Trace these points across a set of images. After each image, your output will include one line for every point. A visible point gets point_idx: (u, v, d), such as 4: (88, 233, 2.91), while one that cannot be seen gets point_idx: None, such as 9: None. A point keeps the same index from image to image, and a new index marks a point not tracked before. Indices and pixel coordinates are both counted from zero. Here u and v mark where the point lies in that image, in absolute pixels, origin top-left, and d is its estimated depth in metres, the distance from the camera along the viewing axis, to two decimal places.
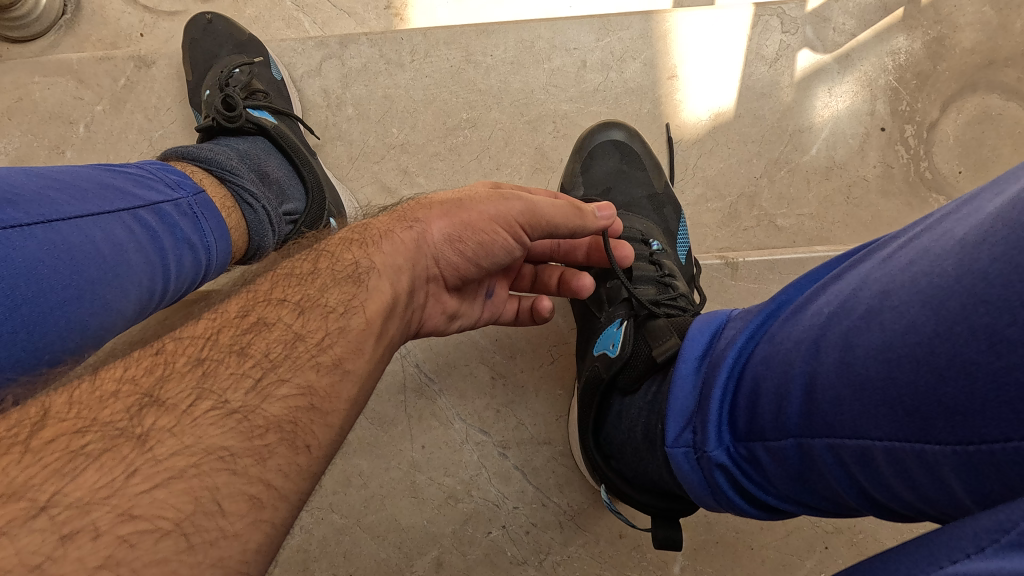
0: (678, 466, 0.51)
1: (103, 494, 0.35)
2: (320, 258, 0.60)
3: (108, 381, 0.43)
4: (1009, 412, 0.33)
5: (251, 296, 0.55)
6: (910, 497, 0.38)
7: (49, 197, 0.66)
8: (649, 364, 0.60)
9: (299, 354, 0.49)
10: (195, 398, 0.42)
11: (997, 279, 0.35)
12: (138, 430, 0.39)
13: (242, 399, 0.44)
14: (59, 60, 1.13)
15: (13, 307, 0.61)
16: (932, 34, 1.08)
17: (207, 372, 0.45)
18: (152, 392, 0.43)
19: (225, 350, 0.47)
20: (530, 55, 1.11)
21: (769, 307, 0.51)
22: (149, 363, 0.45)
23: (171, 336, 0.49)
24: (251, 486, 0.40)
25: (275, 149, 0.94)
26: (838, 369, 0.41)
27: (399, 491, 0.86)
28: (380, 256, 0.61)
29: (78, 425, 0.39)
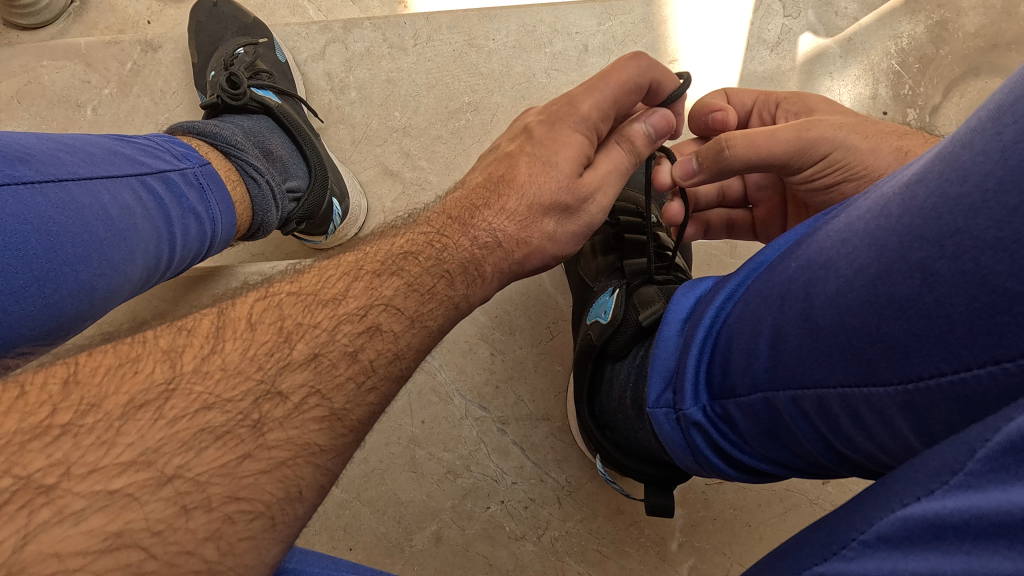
0: (659, 426, 0.52)
1: (221, 474, 0.37)
2: (397, 259, 0.52)
3: (229, 353, 0.41)
4: (943, 346, 0.33)
5: (366, 280, 0.49)
6: (870, 447, 0.37)
7: (60, 159, 0.68)
8: (638, 330, 0.61)
9: (347, 380, 0.43)
10: (305, 393, 0.41)
11: (931, 214, 0.35)
12: (250, 419, 0.39)
13: (344, 401, 0.43)
14: (68, 44, 1.14)
15: (25, 262, 0.62)
16: (935, 18, 1.08)
17: (275, 380, 0.41)
18: (272, 381, 0.41)
19: (337, 350, 0.44)
20: (532, 39, 1.12)
21: (748, 268, 0.50)
22: (264, 342, 0.42)
23: (286, 310, 0.45)
24: (324, 476, 0.41)
25: (278, 127, 0.95)
26: (799, 319, 0.41)
27: (399, 465, 0.87)
28: (444, 273, 0.53)
29: (204, 396, 0.38)
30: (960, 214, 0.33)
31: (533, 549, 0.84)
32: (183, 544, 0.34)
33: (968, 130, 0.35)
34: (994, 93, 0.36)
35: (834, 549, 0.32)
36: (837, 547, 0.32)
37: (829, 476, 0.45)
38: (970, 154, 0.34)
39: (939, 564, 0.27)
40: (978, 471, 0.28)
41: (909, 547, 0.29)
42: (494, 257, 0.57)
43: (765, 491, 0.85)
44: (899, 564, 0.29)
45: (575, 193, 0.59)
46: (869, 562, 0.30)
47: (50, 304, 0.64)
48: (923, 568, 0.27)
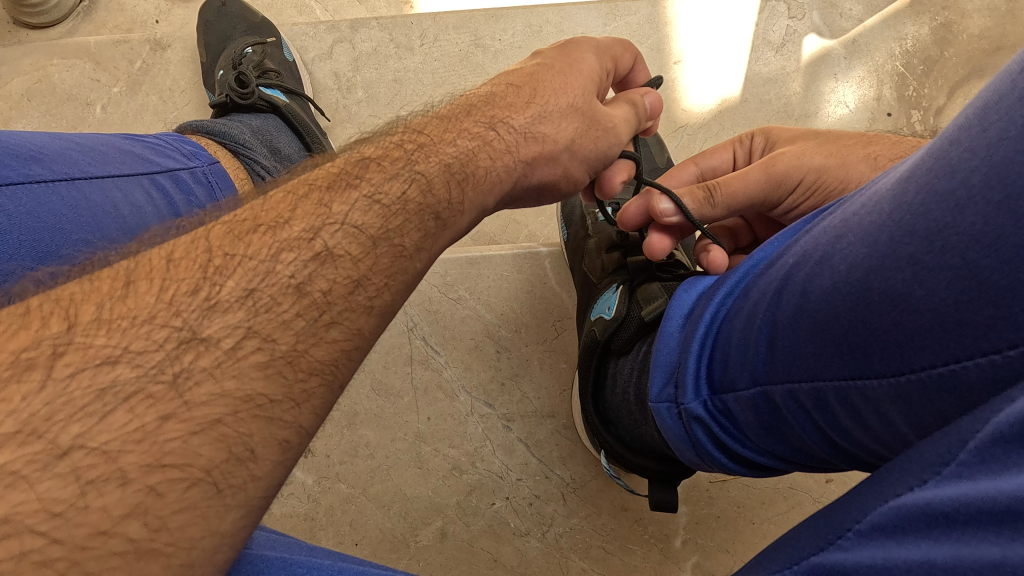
0: (661, 420, 0.53)
1: (136, 439, 0.32)
2: (340, 183, 0.47)
3: (143, 297, 0.37)
4: (933, 340, 0.34)
5: (315, 199, 0.45)
6: (867, 440, 0.38)
7: (72, 158, 0.70)
8: (641, 327, 0.62)
9: (290, 314, 0.39)
10: (240, 336, 0.37)
11: (920, 209, 0.35)
12: (168, 373, 0.35)
13: (292, 342, 0.38)
14: (77, 43, 1.15)
15: (39, 260, 0.63)
16: (939, 20, 1.08)
17: (229, 314, 0.37)
18: (193, 328, 0.36)
19: (279, 283, 0.40)
20: (538, 39, 1.13)
21: (747, 264, 0.50)
22: (187, 280, 0.38)
23: (212, 243, 0.41)
24: (284, 431, 0.37)
25: (286, 126, 0.96)
26: (794, 315, 0.41)
27: (405, 461, 0.88)
28: (400, 196, 0.48)
29: (108, 351, 0.34)
30: (947, 210, 0.34)
31: (537, 545, 0.85)
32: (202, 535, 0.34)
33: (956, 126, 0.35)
34: (983, 87, 0.36)
35: (830, 538, 0.33)
36: (833, 537, 0.33)
37: (829, 469, 0.46)
38: (957, 149, 0.34)
39: (929, 551, 0.28)
40: (970, 462, 0.28)
41: (902, 535, 0.30)
42: (468, 179, 0.53)
43: (769, 489, 0.86)
44: (893, 552, 0.29)
45: (596, 107, 0.62)
46: (864, 551, 0.31)
47: (15, 275, 0.62)
48: (913, 556, 0.28)
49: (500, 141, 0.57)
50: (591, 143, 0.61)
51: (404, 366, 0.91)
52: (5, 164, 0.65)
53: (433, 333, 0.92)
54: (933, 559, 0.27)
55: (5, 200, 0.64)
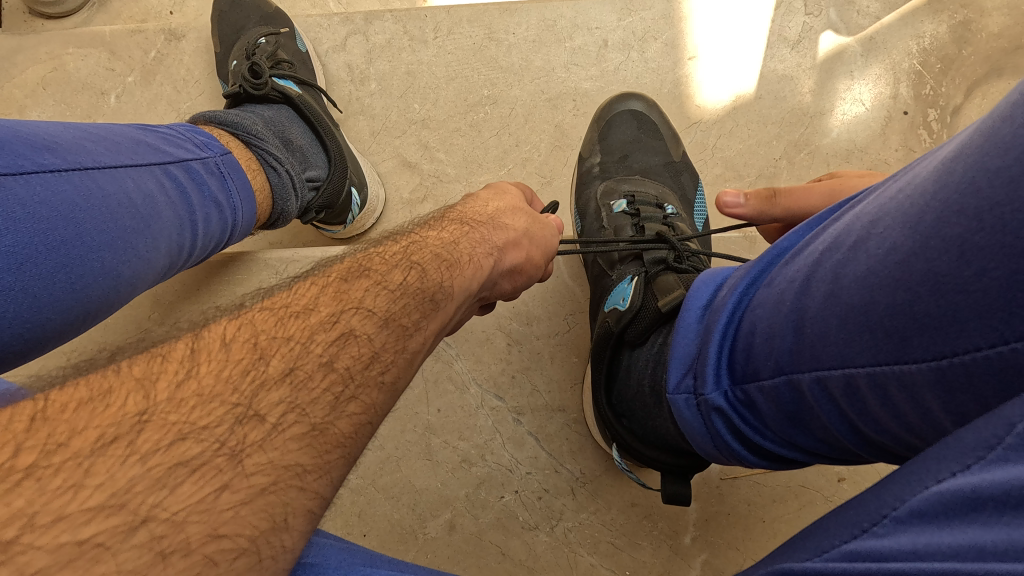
0: (679, 412, 0.53)
1: (200, 510, 0.32)
2: (362, 273, 0.49)
3: (205, 376, 0.37)
4: (978, 321, 0.33)
5: (335, 287, 0.47)
6: (898, 429, 0.37)
7: (85, 147, 0.69)
8: (656, 316, 0.61)
9: (315, 391, 0.40)
10: (283, 411, 0.38)
11: (969, 188, 0.34)
12: (228, 446, 0.35)
13: (322, 415, 0.39)
14: (93, 32, 1.16)
15: (53, 248, 0.62)
16: (958, 18, 1.07)
17: (297, 385, 0.39)
18: (249, 403, 0.37)
19: (311, 362, 0.41)
20: (552, 34, 1.12)
21: (771, 253, 0.50)
22: (240, 361, 0.39)
23: (259, 326, 0.42)
24: (312, 500, 0.37)
25: (299, 117, 0.95)
26: (825, 302, 0.41)
27: (414, 453, 0.87)
28: (411, 286, 0.50)
29: (179, 425, 0.35)
30: (999, 186, 0.32)
31: (546, 539, 0.84)
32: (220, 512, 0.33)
33: (1010, 99, 0.34)
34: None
35: (865, 525, 0.33)
36: (868, 524, 0.32)
37: (854, 460, 0.45)
38: (1009, 125, 0.32)
39: (977, 536, 0.27)
40: (1017, 445, 0.28)
41: (945, 521, 0.29)
42: (458, 269, 0.54)
43: (780, 487, 0.85)
44: (935, 538, 0.29)
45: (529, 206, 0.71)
46: (902, 537, 0.30)
47: (20, 267, 0.60)
48: (959, 540, 0.27)
49: (477, 232, 0.60)
50: (541, 232, 0.68)
51: None
52: (20, 152, 0.64)
53: None
54: (982, 543, 0.26)
55: (20, 187, 0.62)
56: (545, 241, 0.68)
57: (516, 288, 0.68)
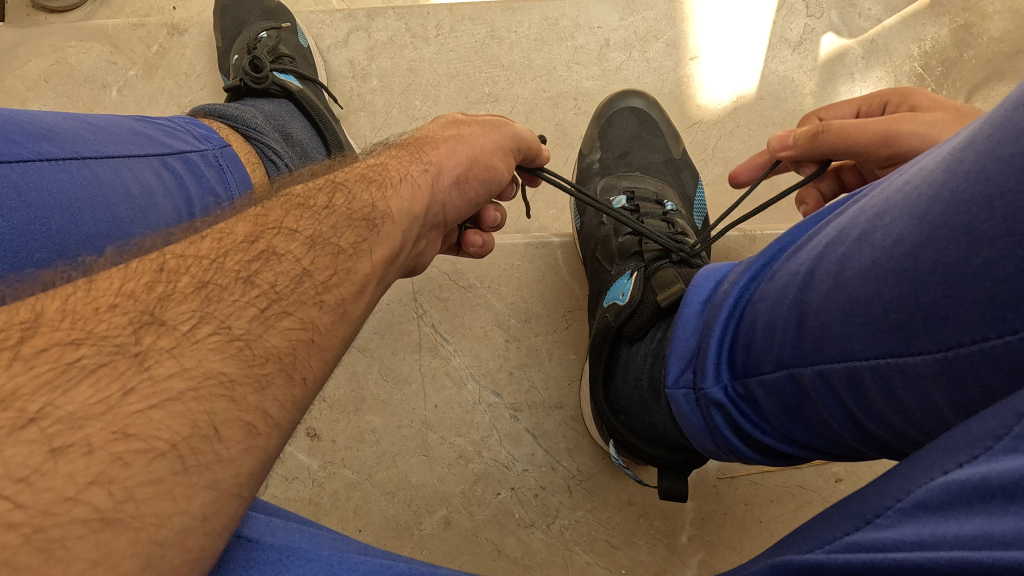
0: (678, 407, 0.53)
1: (99, 411, 0.32)
2: (291, 203, 0.50)
3: (101, 291, 0.38)
4: (987, 312, 0.33)
5: (258, 217, 0.47)
6: (901, 423, 0.37)
7: (84, 137, 0.69)
8: (656, 311, 0.61)
9: (230, 302, 0.40)
10: (196, 321, 0.38)
11: (980, 177, 0.34)
12: (133, 349, 0.35)
13: (245, 326, 0.39)
14: (95, 26, 1.16)
15: (50, 237, 0.63)
16: (959, 22, 1.07)
17: (211, 299, 0.39)
18: (151, 312, 0.37)
19: (228, 278, 0.41)
20: (553, 32, 1.12)
21: (773, 248, 0.50)
22: (143, 277, 0.39)
23: (170, 252, 0.42)
24: (248, 414, 0.36)
25: (300, 112, 0.95)
26: (829, 295, 0.40)
27: (411, 448, 0.87)
28: (337, 215, 0.50)
29: (72, 335, 0.35)
30: (1011, 174, 0.32)
31: (542, 537, 0.84)
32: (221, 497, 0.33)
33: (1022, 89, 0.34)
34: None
35: (869, 517, 0.32)
36: (871, 516, 0.32)
37: (853, 456, 0.45)
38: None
39: (984, 525, 0.27)
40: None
41: (949, 510, 0.29)
42: (391, 194, 0.55)
43: (778, 487, 0.85)
44: (940, 527, 0.29)
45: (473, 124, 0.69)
46: (907, 527, 0.30)
47: (17, 256, 0.61)
48: (966, 530, 0.27)
49: (405, 159, 0.61)
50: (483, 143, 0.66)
51: (413, 353, 0.90)
52: (15, 141, 0.64)
53: (443, 321, 0.92)
54: (990, 531, 0.26)
55: (14, 175, 0.63)
56: (488, 143, 0.66)
57: (473, 208, 0.67)
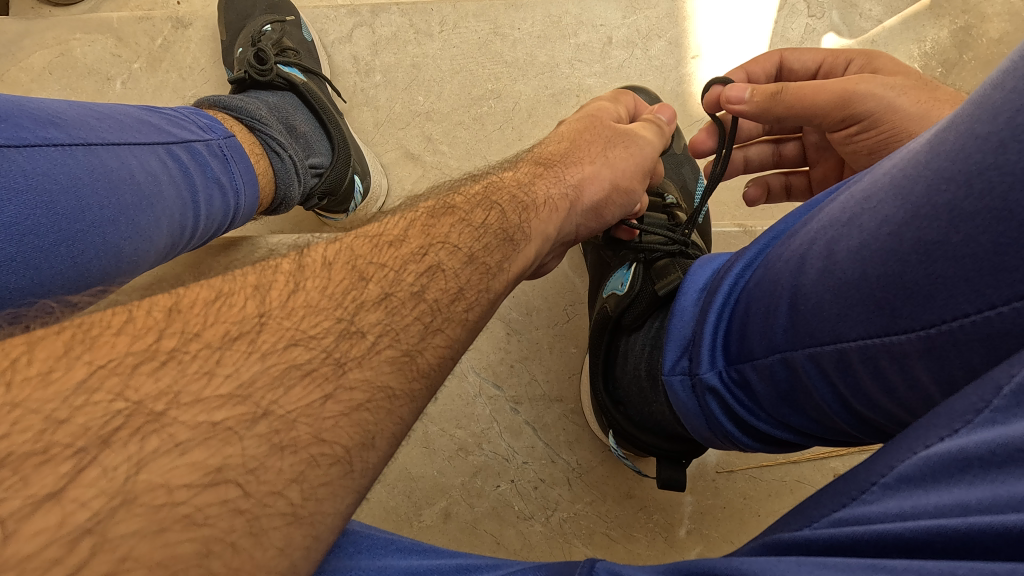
0: (675, 393, 0.53)
1: (308, 413, 0.35)
2: (451, 214, 0.51)
3: (310, 291, 0.40)
4: (967, 288, 0.34)
5: (420, 223, 0.49)
6: (888, 405, 0.38)
7: (90, 124, 0.70)
8: (654, 300, 0.62)
9: (402, 317, 0.41)
10: (380, 332, 0.40)
11: (960, 155, 0.34)
12: (334, 357, 0.37)
13: (413, 342, 0.40)
14: (100, 18, 1.16)
15: (56, 221, 0.63)
16: (959, 24, 1.08)
17: (393, 311, 0.41)
18: (350, 319, 0.40)
19: (404, 291, 0.43)
20: (556, 29, 1.13)
21: (768, 236, 0.50)
22: (341, 280, 0.42)
23: (356, 251, 0.44)
24: (397, 424, 0.38)
25: (303, 104, 0.96)
26: (818, 278, 0.41)
27: (411, 441, 0.87)
28: (489, 231, 0.51)
29: (290, 333, 0.37)
30: (988, 152, 0.33)
31: (541, 529, 0.84)
32: (273, 484, 0.33)
33: (1000, 71, 0.35)
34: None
35: (854, 494, 0.33)
36: (856, 492, 0.33)
37: (847, 441, 0.46)
38: (1000, 94, 0.34)
39: (962, 495, 0.28)
40: (1004, 407, 0.29)
41: (931, 483, 0.30)
42: (532, 210, 0.56)
43: (776, 481, 0.85)
44: (920, 500, 0.30)
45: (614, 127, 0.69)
46: (890, 501, 0.31)
47: (21, 238, 0.60)
48: (945, 500, 0.29)
49: (551, 175, 0.62)
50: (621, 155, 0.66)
51: None
52: (23, 126, 0.64)
53: None
54: (967, 501, 0.28)
55: (22, 160, 0.63)
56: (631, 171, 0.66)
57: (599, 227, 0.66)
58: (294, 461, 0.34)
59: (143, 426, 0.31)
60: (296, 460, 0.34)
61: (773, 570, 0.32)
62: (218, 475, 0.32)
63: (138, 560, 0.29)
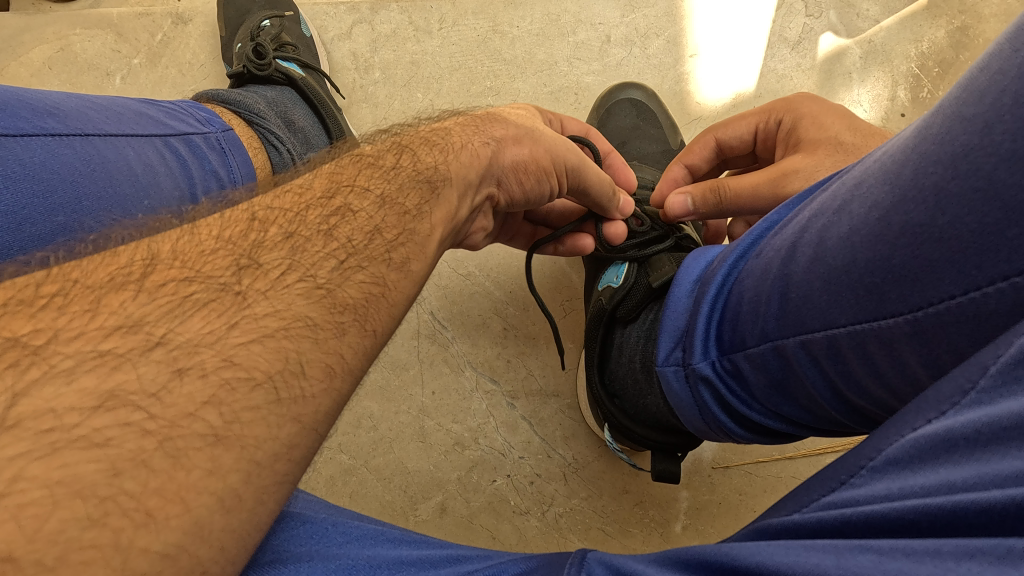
0: (669, 384, 0.54)
1: (210, 340, 0.34)
2: (367, 166, 0.52)
3: (204, 238, 0.40)
4: (953, 269, 0.34)
5: (335, 179, 0.50)
6: (879, 391, 0.38)
7: (88, 115, 0.70)
8: (649, 292, 0.63)
9: (311, 249, 0.42)
10: (284, 268, 0.40)
11: (946, 138, 0.34)
12: (231, 286, 0.38)
13: (329, 276, 0.41)
14: (100, 14, 1.16)
15: (53, 210, 0.63)
16: (955, 24, 1.08)
17: (296, 249, 0.42)
18: (247, 254, 0.40)
19: (310, 231, 0.44)
20: (555, 27, 1.13)
21: (760, 226, 0.50)
22: (237, 226, 0.42)
23: (259, 207, 0.45)
24: (327, 355, 0.38)
25: (302, 100, 0.96)
26: (809, 266, 0.41)
27: (408, 435, 0.87)
28: (404, 178, 0.52)
29: (183, 275, 0.37)
30: (973, 133, 0.33)
31: (537, 524, 0.84)
32: (183, 407, 0.32)
33: (988, 53, 0.35)
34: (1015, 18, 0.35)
35: (843, 477, 0.34)
36: (846, 477, 0.34)
37: (840, 430, 0.46)
38: (986, 75, 0.34)
39: (948, 475, 0.28)
40: (990, 388, 0.29)
41: (918, 464, 0.30)
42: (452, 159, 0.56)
43: (771, 477, 0.85)
44: (908, 481, 0.30)
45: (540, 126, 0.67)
46: (878, 484, 0.32)
47: (19, 228, 0.61)
48: (931, 480, 0.29)
49: (473, 126, 0.62)
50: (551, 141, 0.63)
51: (412, 340, 0.91)
52: (21, 116, 0.65)
53: (441, 309, 0.92)
54: (953, 480, 0.28)
55: (20, 149, 0.63)
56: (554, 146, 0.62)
57: (526, 195, 0.64)
58: (236, 398, 0.33)
59: (64, 371, 0.30)
60: (238, 398, 0.33)
61: (763, 555, 0.32)
62: (154, 410, 0.31)
63: (83, 493, 0.28)
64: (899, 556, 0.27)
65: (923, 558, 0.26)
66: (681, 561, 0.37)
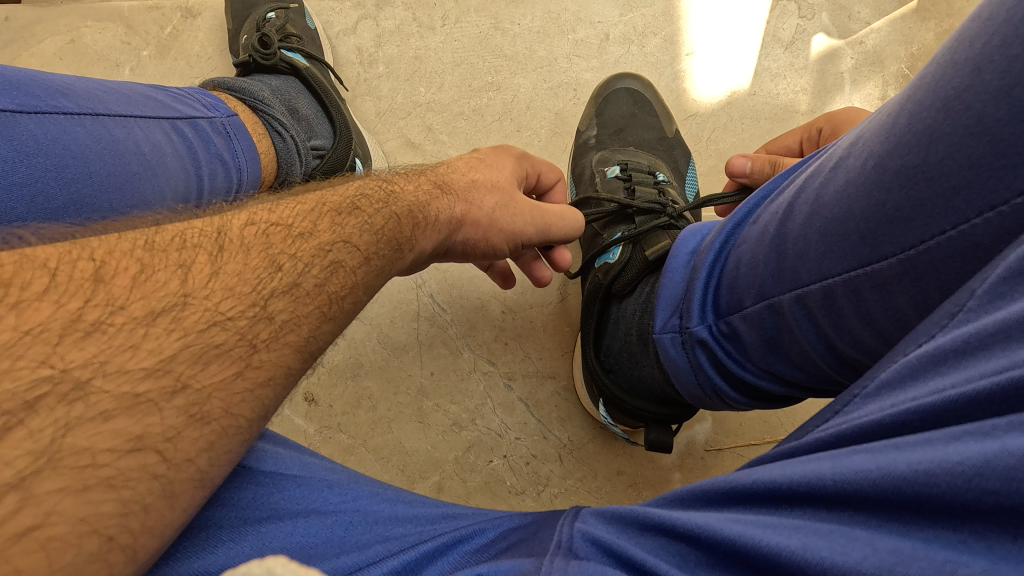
0: (666, 350, 0.56)
1: (220, 387, 0.38)
2: (346, 201, 0.54)
3: (229, 274, 0.41)
4: (943, 205, 0.36)
5: (330, 215, 0.50)
6: (870, 338, 0.41)
7: (98, 96, 0.72)
8: (644, 265, 0.65)
9: (309, 298, 0.44)
10: (287, 320, 0.42)
11: (941, 82, 0.36)
12: (248, 338, 0.40)
13: (315, 331, 0.44)
14: (111, 7, 1.19)
15: (64, 184, 0.65)
16: (944, 27, 1.11)
17: (299, 300, 0.43)
18: (263, 304, 0.41)
19: (312, 281, 0.45)
20: (555, 25, 1.16)
21: (756, 196, 0.53)
22: (255, 263, 0.43)
23: (271, 237, 0.45)
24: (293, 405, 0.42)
25: (305, 88, 0.99)
26: (805, 221, 0.44)
27: (406, 415, 0.89)
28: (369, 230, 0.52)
29: (211, 314, 0.39)
30: (965, 75, 0.35)
31: (533, 504, 0.85)
32: (186, 452, 0.36)
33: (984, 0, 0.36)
34: None
35: (836, 408, 0.36)
36: (839, 407, 0.36)
37: (832, 389, 0.48)
38: (978, 22, 0.36)
39: (937, 383, 0.31)
40: (978, 306, 0.32)
41: (909, 380, 0.32)
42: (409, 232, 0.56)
43: None
44: (898, 397, 0.32)
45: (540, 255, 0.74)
46: (870, 405, 0.34)
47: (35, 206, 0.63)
48: (921, 392, 0.31)
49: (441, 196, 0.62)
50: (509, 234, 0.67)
51: (411, 323, 0.93)
52: (34, 94, 0.66)
53: (441, 292, 0.94)
54: (943, 386, 0.30)
55: (33, 126, 0.65)
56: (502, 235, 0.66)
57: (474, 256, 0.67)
58: (225, 442, 0.38)
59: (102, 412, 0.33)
60: (225, 443, 0.38)
61: (759, 473, 0.35)
62: (166, 454, 0.35)
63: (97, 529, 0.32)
64: (893, 450, 0.30)
65: (915, 447, 0.29)
66: (679, 499, 0.39)
